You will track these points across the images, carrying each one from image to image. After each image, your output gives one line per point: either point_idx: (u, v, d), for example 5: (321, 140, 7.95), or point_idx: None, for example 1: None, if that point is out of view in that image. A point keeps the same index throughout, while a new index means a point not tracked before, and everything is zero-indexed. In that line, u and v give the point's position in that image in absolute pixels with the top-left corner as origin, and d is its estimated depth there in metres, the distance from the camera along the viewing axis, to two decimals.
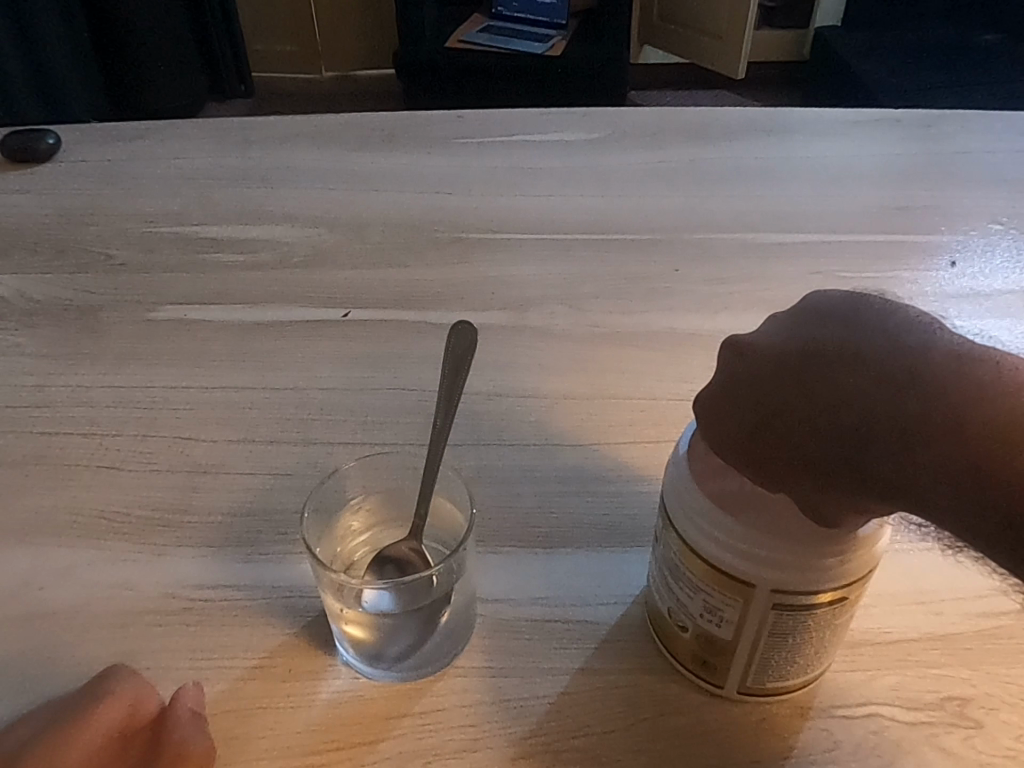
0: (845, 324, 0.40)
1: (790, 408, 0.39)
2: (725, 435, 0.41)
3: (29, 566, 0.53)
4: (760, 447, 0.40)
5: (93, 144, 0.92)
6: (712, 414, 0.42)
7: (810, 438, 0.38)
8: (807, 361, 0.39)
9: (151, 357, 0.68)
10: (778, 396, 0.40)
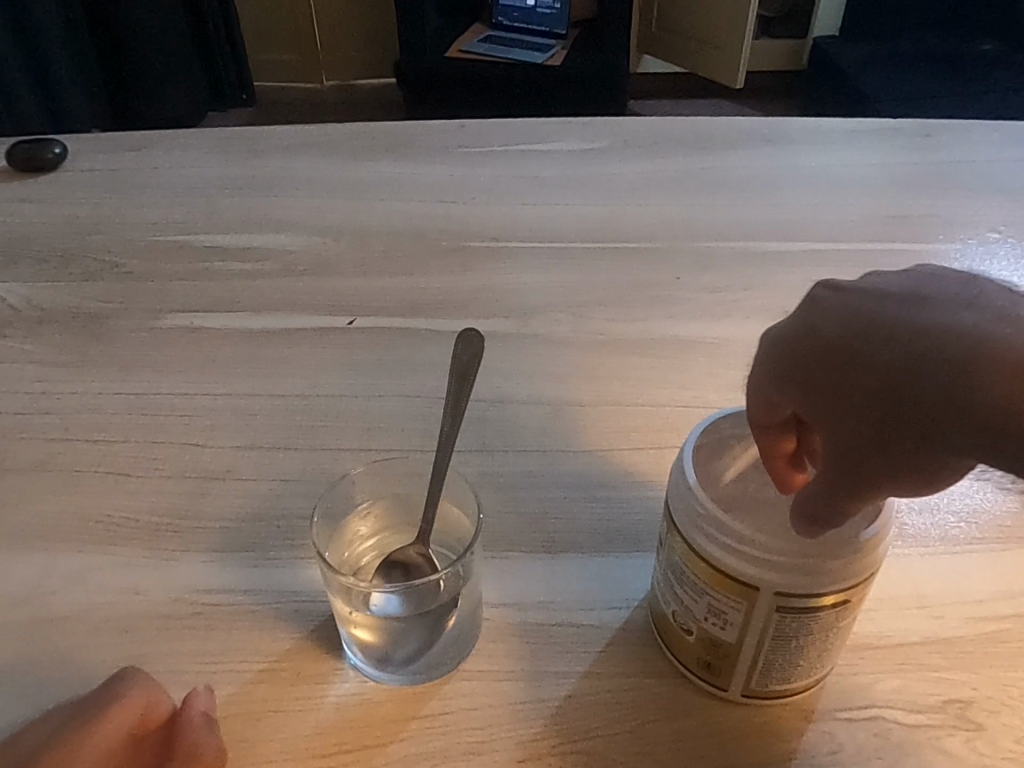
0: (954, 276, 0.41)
1: (888, 332, 0.39)
2: (798, 361, 0.42)
3: (39, 571, 0.53)
4: (843, 369, 0.40)
5: (99, 154, 0.93)
6: (792, 339, 0.43)
7: (906, 360, 0.38)
8: (895, 306, 0.40)
9: (157, 364, 0.68)
10: (877, 321, 0.40)
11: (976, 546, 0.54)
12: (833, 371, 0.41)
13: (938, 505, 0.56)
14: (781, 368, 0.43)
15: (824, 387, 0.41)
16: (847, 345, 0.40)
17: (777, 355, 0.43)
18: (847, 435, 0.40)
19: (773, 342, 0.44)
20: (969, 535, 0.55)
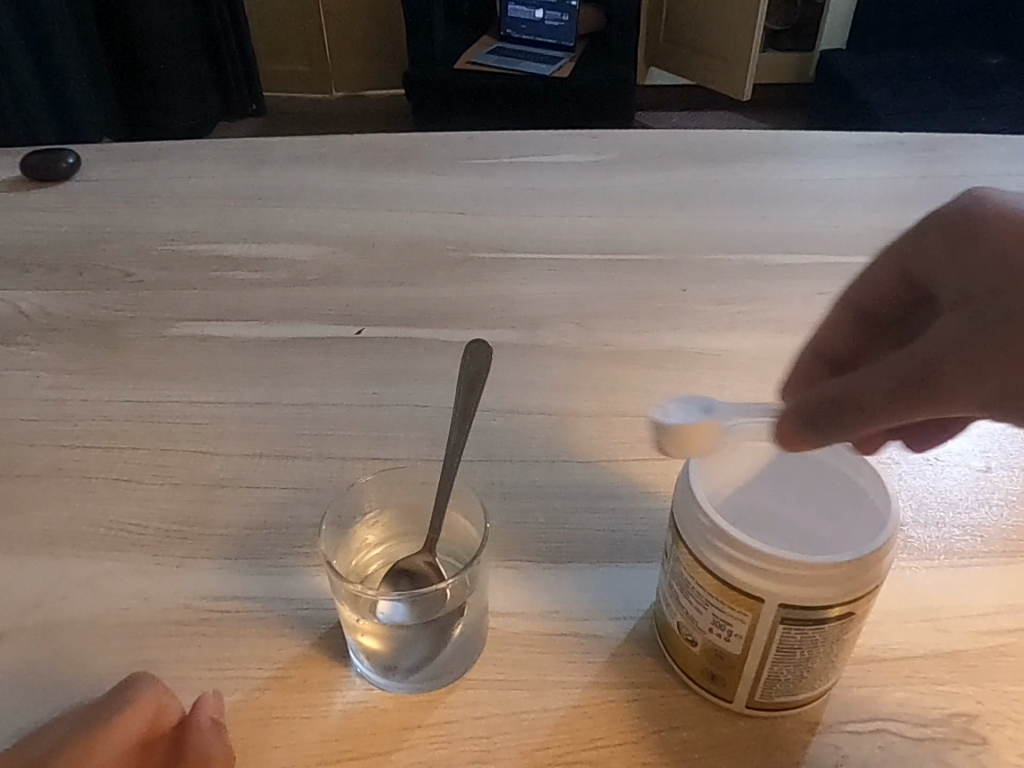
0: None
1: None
2: (966, 223, 0.45)
3: (50, 577, 0.54)
4: (1007, 246, 0.43)
5: (112, 164, 0.94)
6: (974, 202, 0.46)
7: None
8: None
9: (167, 373, 0.69)
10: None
11: (982, 560, 0.54)
12: (991, 243, 0.44)
13: (943, 519, 0.57)
14: (950, 226, 0.46)
15: (980, 256, 0.44)
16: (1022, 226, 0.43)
17: (953, 211, 0.46)
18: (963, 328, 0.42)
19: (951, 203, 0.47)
20: (974, 548, 0.55)
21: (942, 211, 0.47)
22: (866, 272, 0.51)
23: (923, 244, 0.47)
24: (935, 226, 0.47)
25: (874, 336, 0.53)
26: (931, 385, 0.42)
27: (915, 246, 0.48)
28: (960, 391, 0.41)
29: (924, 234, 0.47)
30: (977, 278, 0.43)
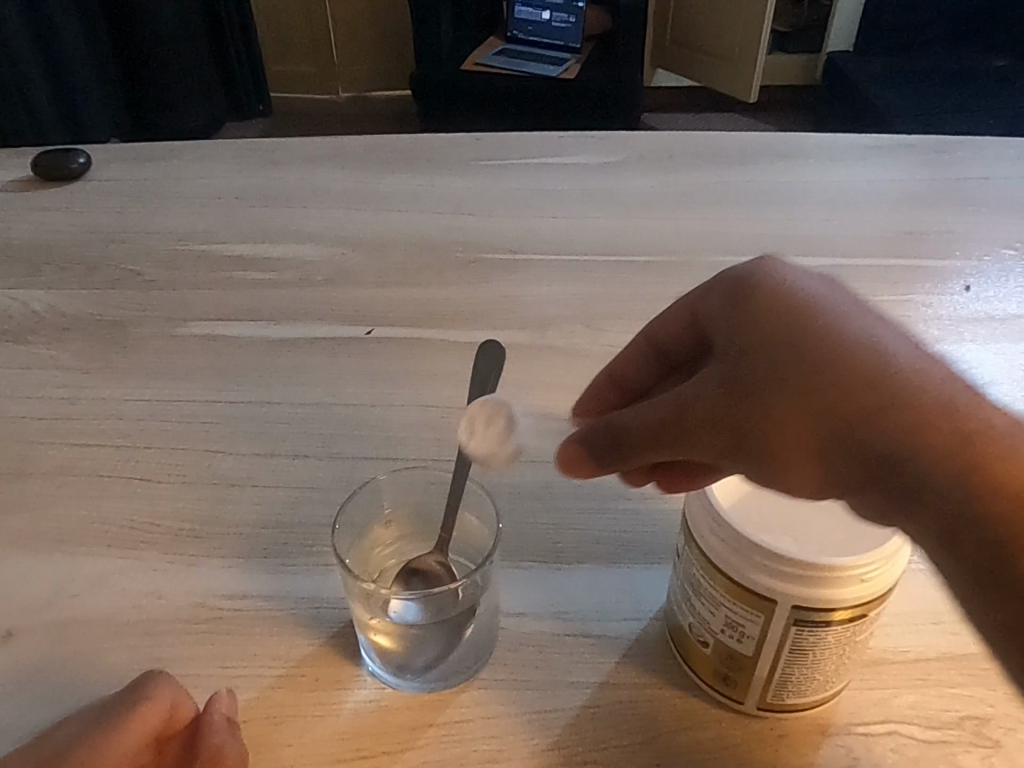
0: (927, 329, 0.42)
1: (835, 312, 0.40)
2: (749, 285, 0.43)
3: (63, 574, 0.54)
4: (770, 317, 0.41)
5: (123, 164, 0.95)
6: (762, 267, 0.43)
7: (831, 341, 0.39)
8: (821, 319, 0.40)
9: (178, 372, 0.69)
10: (842, 301, 0.41)
11: None
12: (757, 310, 0.42)
13: None
14: (731, 285, 0.44)
15: (745, 318, 0.42)
16: (795, 299, 0.41)
17: (742, 270, 0.44)
18: (712, 391, 0.42)
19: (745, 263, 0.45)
20: None
21: (732, 269, 0.45)
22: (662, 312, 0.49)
23: (707, 297, 0.45)
24: (727, 280, 0.44)
25: (661, 375, 0.51)
26: (675, 433, 0.43)
27: (699, 299, 0.46)
28: (706, 444, 0.42)
29: (708, 289, 0.45)
30: (740, 339, 0.42)
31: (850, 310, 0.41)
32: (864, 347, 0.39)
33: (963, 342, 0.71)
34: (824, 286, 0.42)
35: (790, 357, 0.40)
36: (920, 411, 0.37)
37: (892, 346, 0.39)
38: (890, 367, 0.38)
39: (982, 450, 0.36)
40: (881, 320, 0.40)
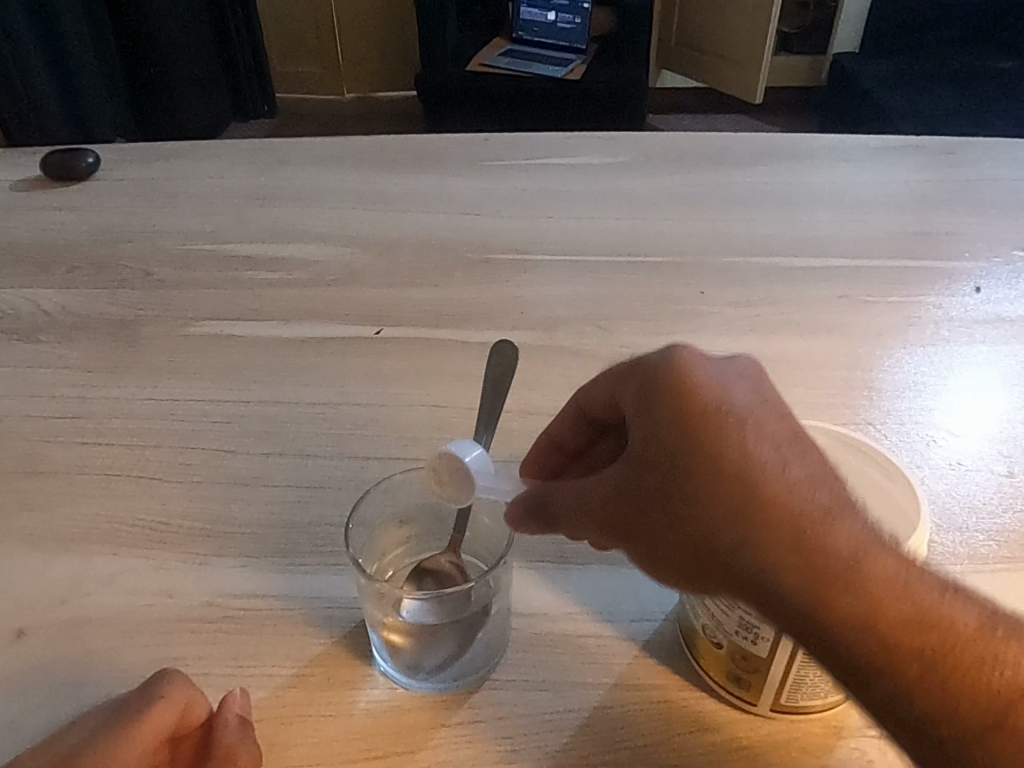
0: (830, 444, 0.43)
1: (735, 433, 0.41)
2: (655, 386, 0.43)
3: (75, 573, 0.54)
4: (675, 432, 0.42)
5: (132, 164, 0.95)
6: (673, 365, 0.43)
7: (727, 468, 0.40)
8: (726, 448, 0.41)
9: (188, 371, 0.69)
10: (746, 420, 0.41)
11: (1007, 566, 0.54)
12: (660, 417, 0.42)
13: (966, 524, 0.56)
14: (643, 380, 0.44)
15: (654, 428, 0.42)
16: (698, 413, 0.41)
17: (657, 363, 0.44)
18: (623, 493, 0.44)
19: (659, 356, 0.44)
20: (999, 554, 0.55)
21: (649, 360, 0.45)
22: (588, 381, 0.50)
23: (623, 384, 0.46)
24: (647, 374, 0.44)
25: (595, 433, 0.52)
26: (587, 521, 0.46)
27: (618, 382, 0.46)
28: (610, 536, 0.45)
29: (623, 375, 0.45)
30: (644, 444, 0.43)
31: (750, 432, 0.41)
32: (756, 477, 0.40)
33: (973, 343, 0.71)
34: (731, 397, 0.42)
35: (686, 474, 0.41)
36: (799, 554, 0.39)
37: (784, 479, 0.40)
38: (776, 505, 0.40)
39: (848, 599, 0.39)
40: (781, 446, 0.41)
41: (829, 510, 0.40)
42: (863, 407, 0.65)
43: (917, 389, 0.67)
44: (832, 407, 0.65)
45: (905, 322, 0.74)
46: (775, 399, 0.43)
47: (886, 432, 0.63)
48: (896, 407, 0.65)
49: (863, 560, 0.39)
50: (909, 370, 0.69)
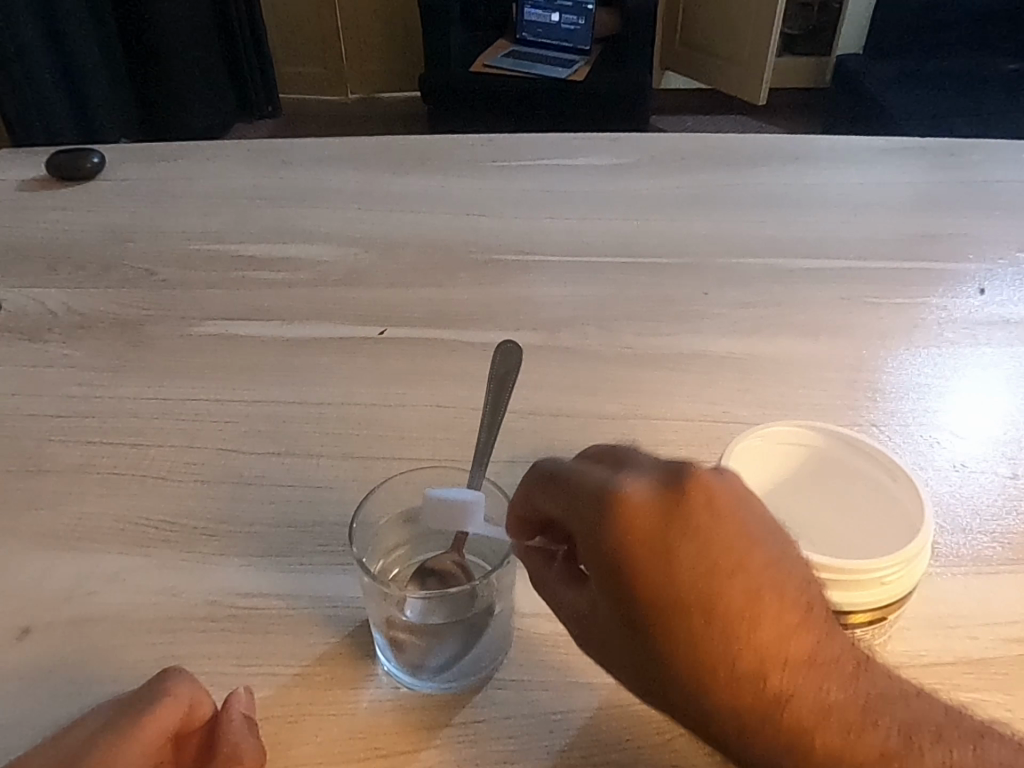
0: (794, 587, 0.41)
1: (683, 608, 0.40)
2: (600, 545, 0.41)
3: (79, 572, 0.55)
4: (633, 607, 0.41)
5: (137, 164, 0.95)
6: (617, 523, 0.41)
7: (676, 649, 0.41)
8: (683, 629, 0.40)
9: (192, 371, 0.70)
10: (696, 594, 0.40)
11: (1010, 568, 0.54)
12: (610, 580, 0.42)
13: (970, 526, 0.56)
14: (587, 531, 0.42)
15: (615, 595, 0.42)
16: (645, 584, 0.41)
17: (601, 515, 0.42)
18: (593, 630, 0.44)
19: (603, 502, 0.42)
20: (1002, 555, 0.55)
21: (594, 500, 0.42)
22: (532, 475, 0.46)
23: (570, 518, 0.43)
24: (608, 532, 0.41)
25: None
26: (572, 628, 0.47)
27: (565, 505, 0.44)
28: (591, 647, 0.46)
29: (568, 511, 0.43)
30: (608, 603, 0.42)
31: (700, 606, 0.40)
32: (706, 658, 0.40)
33: (977, 345, 0.71)
34: (680, 560, 0.40)
35: (644, 648, 0.41)
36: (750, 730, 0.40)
37: (735, 654, 0.40)
38: (726, 685, 0.40)
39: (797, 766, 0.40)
40: (733, 621, 0.40)
41: (783, 682, 0.40)
42: (867, 408, 0.65)
43: (920, 390, 0.67)
44: (835, 408, 0.65)
45: (909, 323, 0.74)
46: (731, 546, 0.41)
47: (889, 433, 0.63)
48: (899, 408, 0.65)
49: (815, 728, 0.40)
50: (913, 371, 0.69)
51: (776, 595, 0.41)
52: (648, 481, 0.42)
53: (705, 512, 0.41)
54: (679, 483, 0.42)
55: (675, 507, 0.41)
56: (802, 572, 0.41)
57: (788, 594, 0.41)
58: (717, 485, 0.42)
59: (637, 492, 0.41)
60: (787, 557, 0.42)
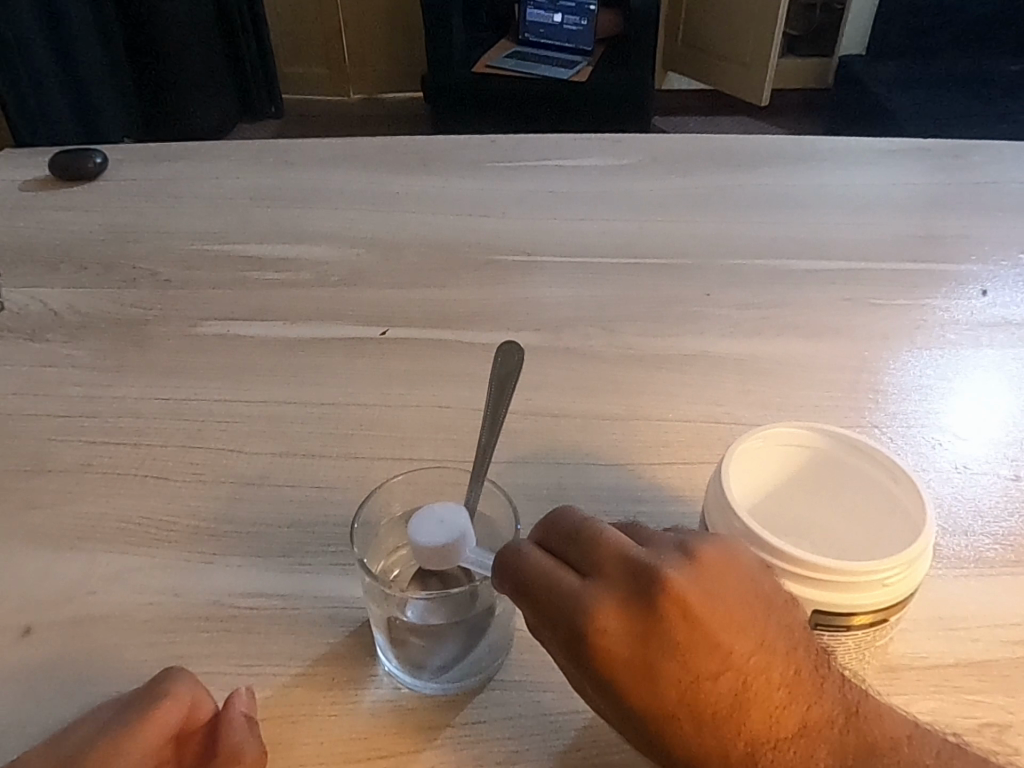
0: (776, 670, 0.41)
1: (676, 714, 0.40)
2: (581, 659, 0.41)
3: (80, 571, 0.55)
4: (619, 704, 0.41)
5: (140, 164, 0.95)
6: (593, 642, 0.41)
7: (672, 750, 0.40)
8: (671, 723, 0.40)
9: (194, 371, 0.70)
10: (675, 692, 0.40)
11: (1012, 570, 0.54)
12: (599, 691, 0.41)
13: (972, 528, 0.56)
14: (564, 645, 0.41)
15: (601, 693, 0.41)
16: (634, 697, 0.40)
17: (575, 632, 0.41)
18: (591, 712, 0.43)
19: (573, 616, 0.41)
20: (1004, 557, 0.54)
21: (564, 618, 0.41)
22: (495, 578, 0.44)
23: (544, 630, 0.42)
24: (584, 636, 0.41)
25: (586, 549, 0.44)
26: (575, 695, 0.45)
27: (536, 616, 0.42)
28: None
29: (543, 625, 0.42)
30: (596, 696, 0.42)
31: (688, 709, 0.40)
32: (705, 756, 0.40)
33: (980, 347, 0.71)
34: (660, 669, 0.40)
35: (639, 739, 0.41)
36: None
37: (732, 749, 0.40)
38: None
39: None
40: (715, 714, 0.40)
41: (783, 760, 0.40)
42: (869, 409, 0.65)
43: (923, 392, 0.67)
44: (837, 409, 0.65)
45: (911, 325, 0.74)
46: (707, 643, 0.41)
47: (891, 435, 0.63)
48: (901, 409, 0.65)
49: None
50: (915, 373, 0.69)
51: (758, 679, 0.41)
52: (614, 589, 0.41)
53: (677, 613, 0.41)
54: (645, 586, 0.41)
55: (645, 614, 0.41)
56: (781, 650, 0.41)
57: (771, 675, 0.41)
58: (684, 580, 0.41)
59: (606, 605, 0.41)
60: (765, 639, 0.42)
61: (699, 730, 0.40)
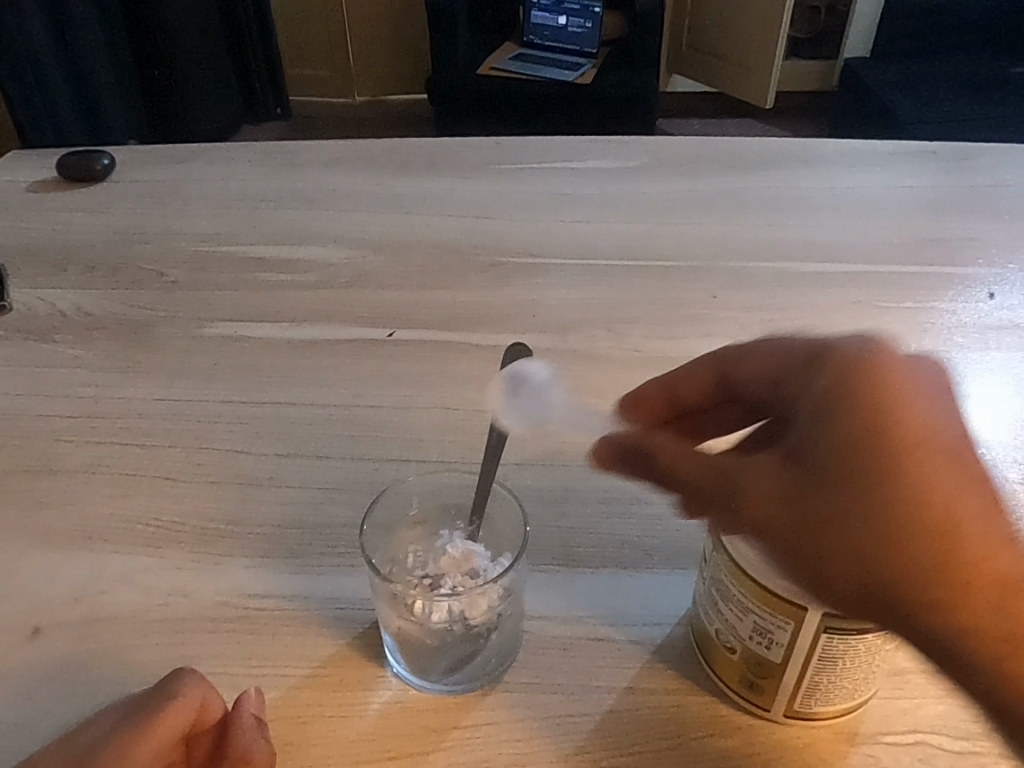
0: (991, 483, 0.40)
1: (913, 468, 0.39)
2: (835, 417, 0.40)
3: (89, 571, 0.55)
4: (876, 425, 0.39)
5: (148, 166, 0.96)
6: (877, 364, 0.41)
7: (918, 480, 0.38)
8: (913, 452, 0.39)
9: (201, 371, 0.70)
10: (926, 428, 0.39)
11: None
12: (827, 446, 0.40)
13: None
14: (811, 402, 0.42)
15: (857, 418, 0.39)
16: (874, 440, 0.39)
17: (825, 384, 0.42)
18: (797, 470, 0.40)
19: (862, 350, 0.41)
20: None
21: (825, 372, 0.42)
22: (708, 363, 0.49)
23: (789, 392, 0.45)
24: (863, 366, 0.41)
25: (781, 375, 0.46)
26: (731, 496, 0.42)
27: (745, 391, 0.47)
28: (757, 524, 0.41)
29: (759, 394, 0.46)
30: (847, 425, 0.39)
31: (938, 447, 0.39)
32: (927, 516, 0.38)
33: (987, 350, 0.71)
34: (913, 418, 0.39)
35: (879, 465, 0.39)
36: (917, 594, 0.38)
37: (959, 531, 0.38)
38: (963, 523, 0.38)
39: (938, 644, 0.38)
40: (960, 463, 0.39)
41: (1004, 550, 0.38)
42: None
43: None
44: None
45: (918, 327, 0.73)
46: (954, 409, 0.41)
47: None
48: None
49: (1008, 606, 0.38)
50: None
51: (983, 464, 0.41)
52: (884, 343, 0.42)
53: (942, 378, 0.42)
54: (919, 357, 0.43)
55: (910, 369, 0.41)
56: None
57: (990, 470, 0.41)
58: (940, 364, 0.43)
59: (882, 344, 0.42)
60: None
61: (941, 465, 0.39)
